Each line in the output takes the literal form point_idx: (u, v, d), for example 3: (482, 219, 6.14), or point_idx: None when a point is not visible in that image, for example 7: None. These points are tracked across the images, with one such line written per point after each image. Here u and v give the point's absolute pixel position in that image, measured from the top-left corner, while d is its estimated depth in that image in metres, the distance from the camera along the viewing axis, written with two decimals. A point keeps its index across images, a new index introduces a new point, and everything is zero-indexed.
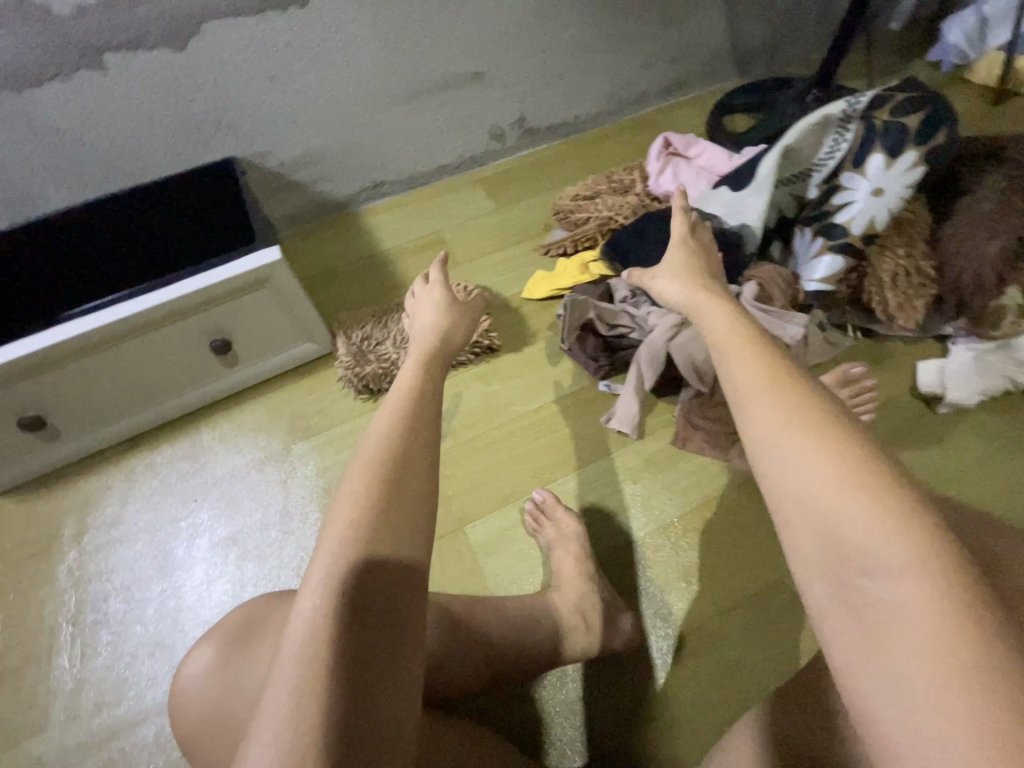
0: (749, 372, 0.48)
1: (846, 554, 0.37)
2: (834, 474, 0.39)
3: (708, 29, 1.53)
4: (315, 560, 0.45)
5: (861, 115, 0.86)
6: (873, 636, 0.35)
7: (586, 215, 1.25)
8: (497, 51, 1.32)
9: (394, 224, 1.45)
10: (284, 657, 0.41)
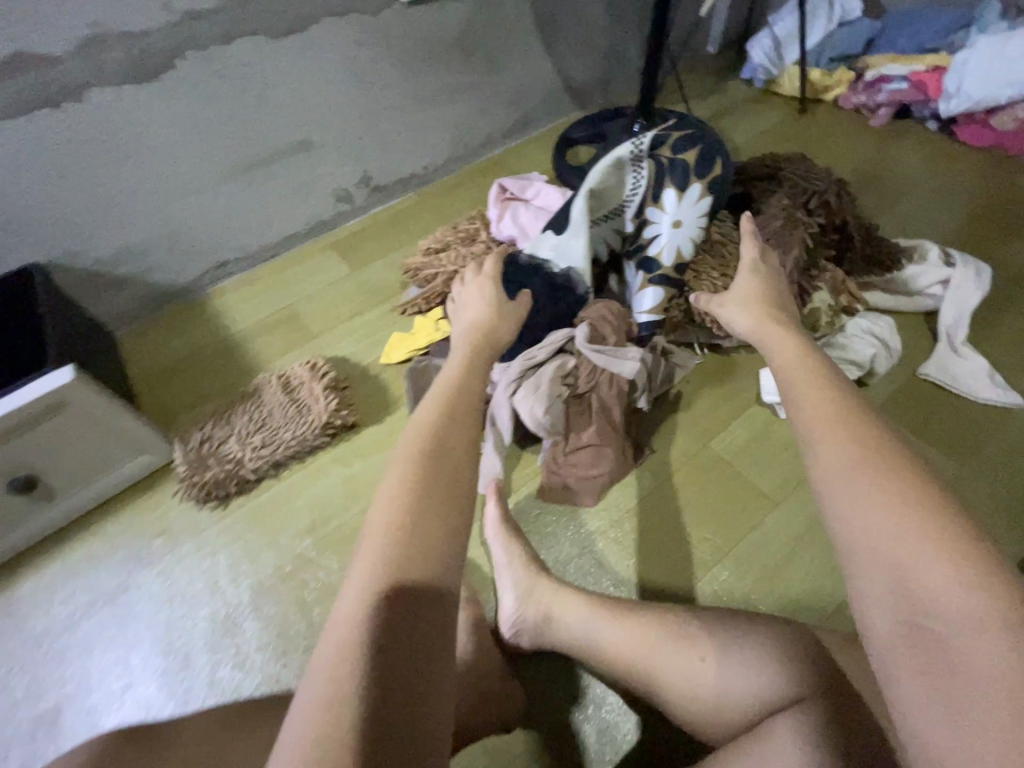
0: (815, 411, 0.57)
1: (915, 598, 0.44)
2: (913, 525, 0.46)
3: (536, 71, 1.58)
4: (369, 523, 0.50)
5: (649, 153, 0.91)
6: (937, 673, 0.42)
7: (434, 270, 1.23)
8: (321, 119, 1.29)
9: (244, 304, 1.35)
10: (337, 620, 0.45)
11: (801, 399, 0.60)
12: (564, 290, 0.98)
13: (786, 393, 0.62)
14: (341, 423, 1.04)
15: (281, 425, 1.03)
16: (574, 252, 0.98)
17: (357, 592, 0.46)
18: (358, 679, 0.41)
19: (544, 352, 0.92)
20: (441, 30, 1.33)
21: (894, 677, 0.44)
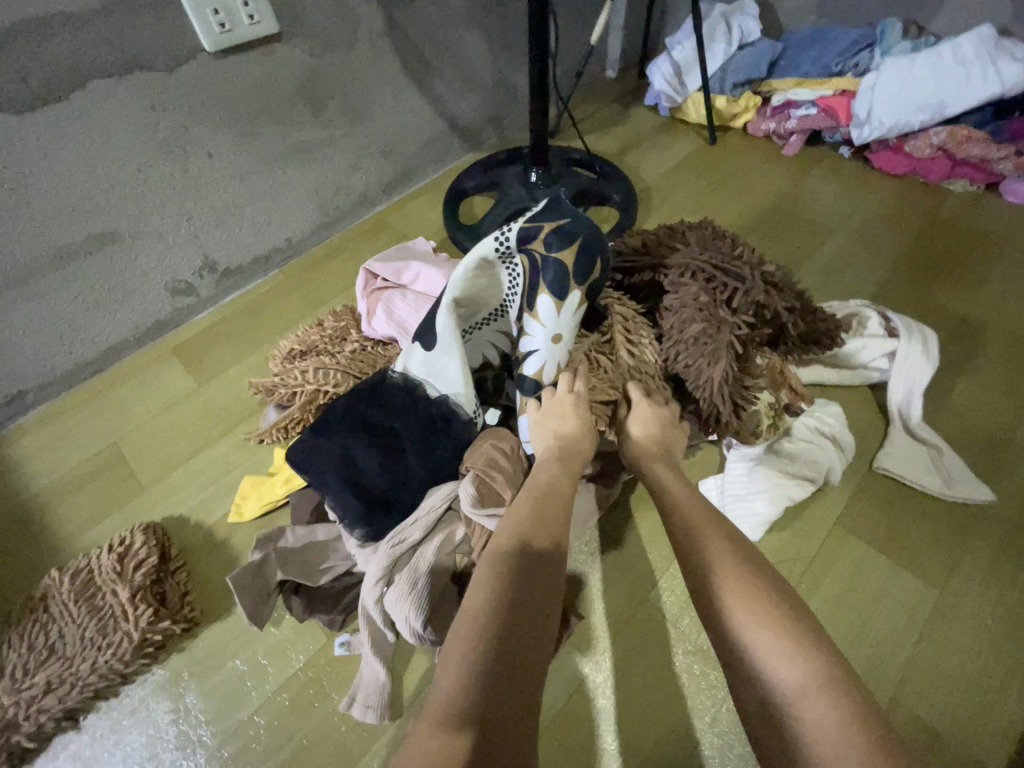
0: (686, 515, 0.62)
1: (758, 655, 0.47)
2: (756, 595, 0.51)
3: (412, 116, 1.35)
4: (473, 580, 0.55)
5: (519, 249, 0.71)
6: (781, 729, 0.43)
7: (292, 388, 0.97)
8: (126, 204, 1.00)
9: (47, 448, 1.03)
10: (447, 642, 0.47)
11: (680, 510, 0.63)
12: (440, 427, 0.75)
13: (670, 506, 0.65)
14: (165, 635, 0.76)
15: (74, 655, 0.74)
16: (447, 374, 0.75)
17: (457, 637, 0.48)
18: (467, 695, 0.42)
19: (420, 528, 0.70)
20: (275, 82, 1.07)
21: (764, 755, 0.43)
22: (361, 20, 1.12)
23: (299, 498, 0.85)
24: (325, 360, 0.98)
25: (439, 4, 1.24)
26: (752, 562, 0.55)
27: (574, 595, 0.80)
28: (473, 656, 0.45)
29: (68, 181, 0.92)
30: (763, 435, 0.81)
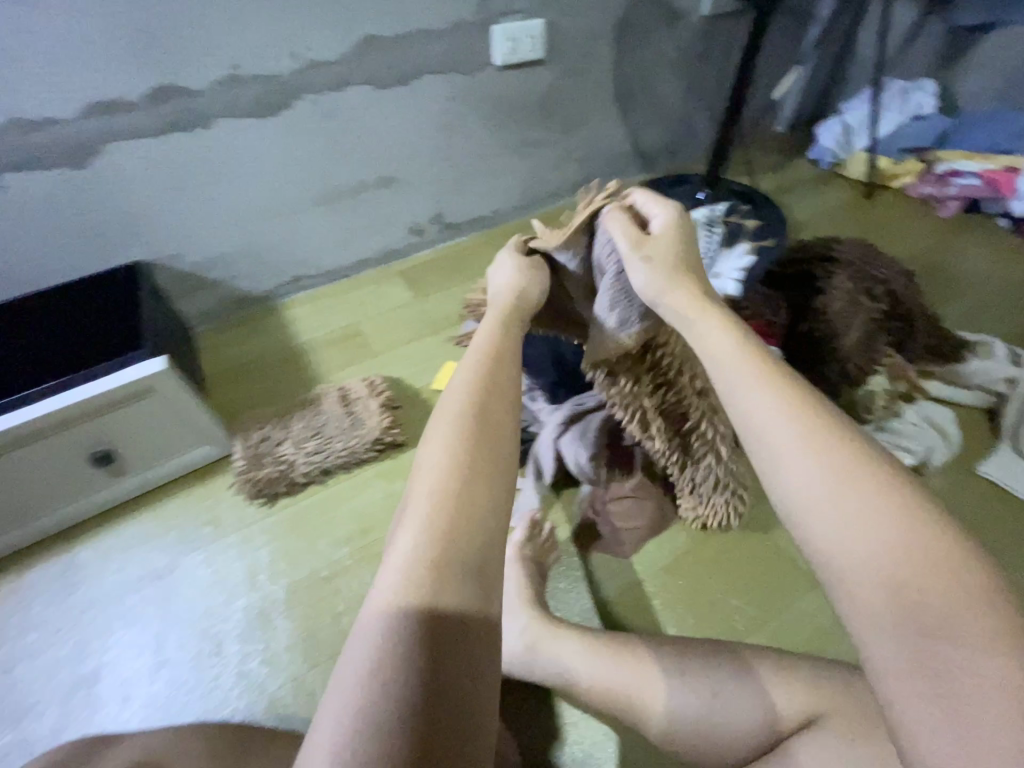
0: (783, 419, 0.52)
1: (912, 604, 0.41)
2: (906, 535, 0.43)
3: (609, 134, 1.67)
4: (405, 516, 0.49)
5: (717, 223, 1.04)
6: (900, 656, 0.40)
7: None
8: (410, 159, 1.40)
9: (312, 318, 1.44)
10: (378, 597, 0.45)
11: (775, 408, 0.53)
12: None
13: (756, 410, 0.54)
14: (391, 441, 1.09)
15: (335, 434, 1.09)
16: None
17: (386, 621, 0.43)
18: (408, 707, 0.39)
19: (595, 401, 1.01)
20: (528, 92, 1.44)
21: (906, 708, 0.39)
22: (597, 57, 1.47)
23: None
24: None
25: (656, 53, 1.57)
26: (857, 478, 0.47)
27: None
28: (409, 625, 0.43)
29: (384, 138, 1.33)
30: (878, 408, 0.97)
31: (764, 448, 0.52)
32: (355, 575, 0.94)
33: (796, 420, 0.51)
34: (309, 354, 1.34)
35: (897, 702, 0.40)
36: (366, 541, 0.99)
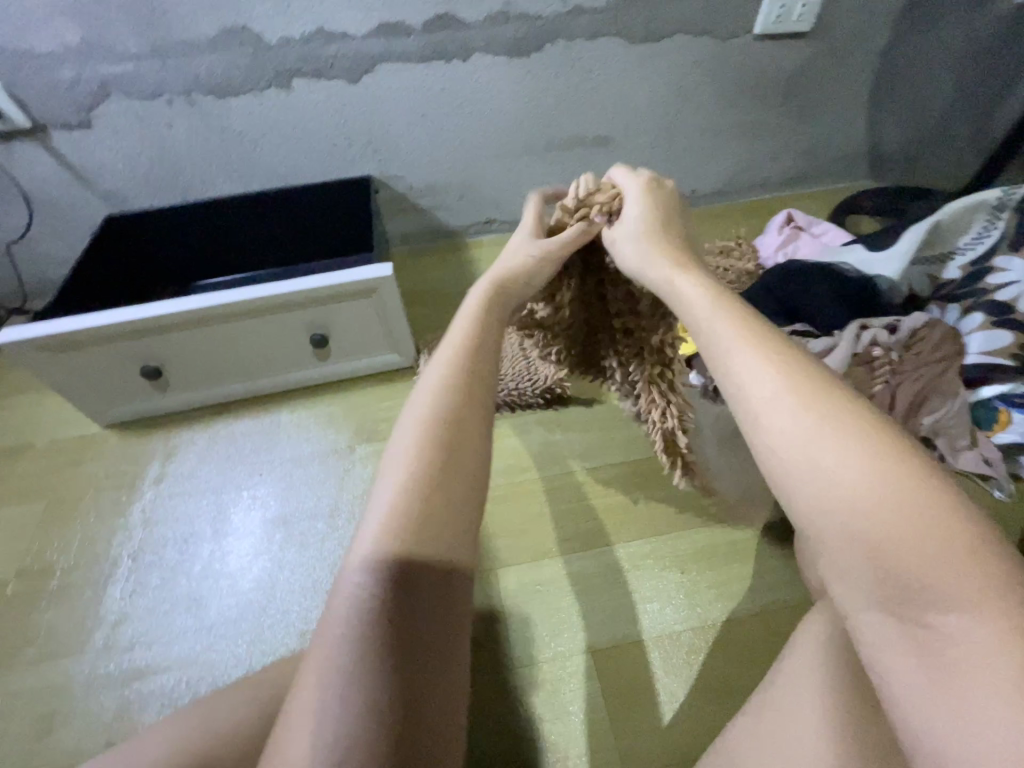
0: (766, 376, 0.47)
1: (904, 579, 0.37)
2: (891, 490, 0.38)
3: (846, 129, 1.50)
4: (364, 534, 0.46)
5: (1008, 213, 1.04)
6: (897, 624, 0.37)
7: None
8: (630, 122, 1.37)
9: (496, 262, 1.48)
10: (334, 619, 0.43)
11: (751, 364, 0.48)
12: (876, 294, 1.04)
13: (751, 385, 0.47)
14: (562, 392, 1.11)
15: None
16: (886, 264, 1.06)
17: (341, 635, 0.41)
18: (361, 712, 0.38)
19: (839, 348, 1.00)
20: (773, 70, 1.34)
21: (900, 678, 0.37)
22: (860, 45, 1.33)
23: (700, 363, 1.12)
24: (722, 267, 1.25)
25: (941, 43, 1.35)
26: (846, 441, 0.41)
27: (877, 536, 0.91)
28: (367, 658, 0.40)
29: (614, 96, 1.31)
30: None
31: (750, 418, 0.46)
32: (506, 505, 0.98)
33: (795, 399, 0.44)
34: None
35: (889, 663, 0.38)
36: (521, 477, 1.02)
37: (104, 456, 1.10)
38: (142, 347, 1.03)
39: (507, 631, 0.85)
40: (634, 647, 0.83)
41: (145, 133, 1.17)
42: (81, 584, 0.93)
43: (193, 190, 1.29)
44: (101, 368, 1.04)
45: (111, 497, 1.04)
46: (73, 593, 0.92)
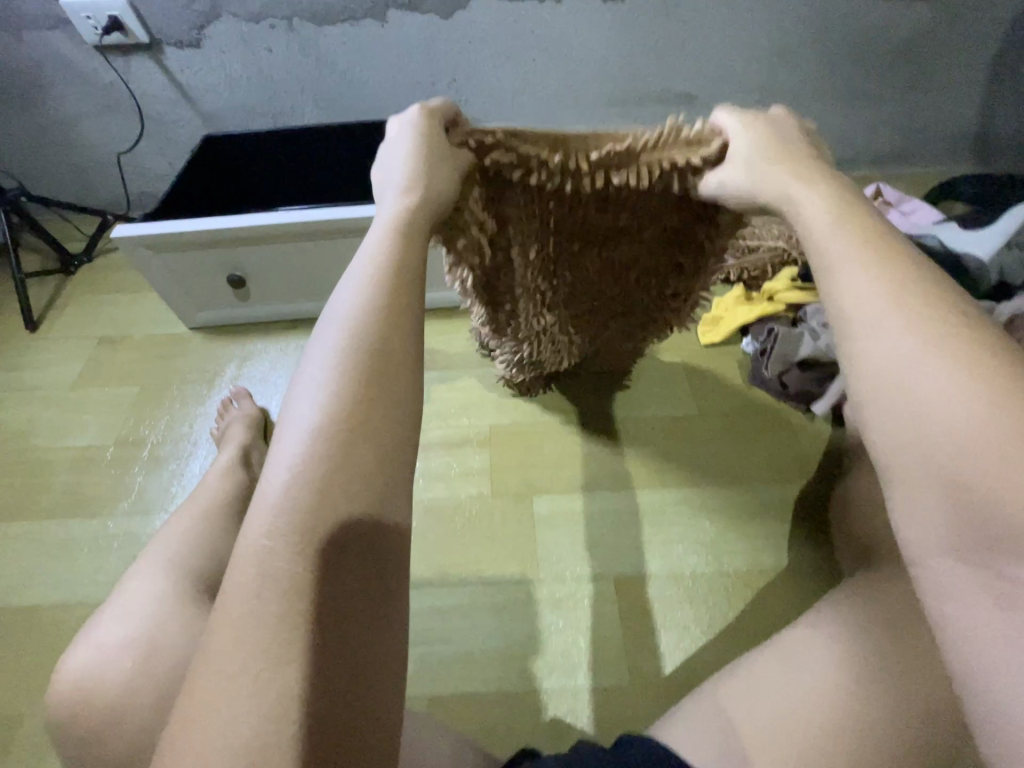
0: (889, 310, 0.41)
1: (985, 528, 0.34)
2: (1000, 424, 0.34)
3: (955, 107, 1.39)
4: (268, 501, 0.39)
5: None
6: (961, 574, 0.35)
7: (760, 243, 1.22)
8: (718, 80, 1.33)
9: None
10: (239, 592, 0.37)
11: (874, 303, 0.42)
12: (961, 269, 1.02)
13: (864, 323, 0.42)
14: None
15: None
16: (976, 245, 1.03)
17: (251, 609, 0.37)
18: (290, 689, 0.35)
19: None
20: (880, 36, 1.27)
21: (965, 627, 0.35)
22: (978, 16, 1.25)
23: (756, 329, 1.12)
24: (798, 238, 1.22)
25: None
26: (970, 390, 0.36)
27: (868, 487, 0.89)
28: (291, 639, 0.36)
29: (705, 51, 1.27)
30: None
31: (846, 335, 0.43)
32: (547, 438, 1.03)
33: (932, 340, 0.39)
34: None
35: (949, 589, 0.36)
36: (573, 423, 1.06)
37: (188, 355, 1.22)
38: (231, 254, 1.12)
39: (538, 550, 0.90)
40: (653, 581, 0.87)
41: (248, 55, 1.24)
42: (165, 457, 1.05)
43: (283, 116, 1.36)
44: (194, 271, 1.15)
45: (194, 388, 1.16)
46: (159, 463, 1.04)
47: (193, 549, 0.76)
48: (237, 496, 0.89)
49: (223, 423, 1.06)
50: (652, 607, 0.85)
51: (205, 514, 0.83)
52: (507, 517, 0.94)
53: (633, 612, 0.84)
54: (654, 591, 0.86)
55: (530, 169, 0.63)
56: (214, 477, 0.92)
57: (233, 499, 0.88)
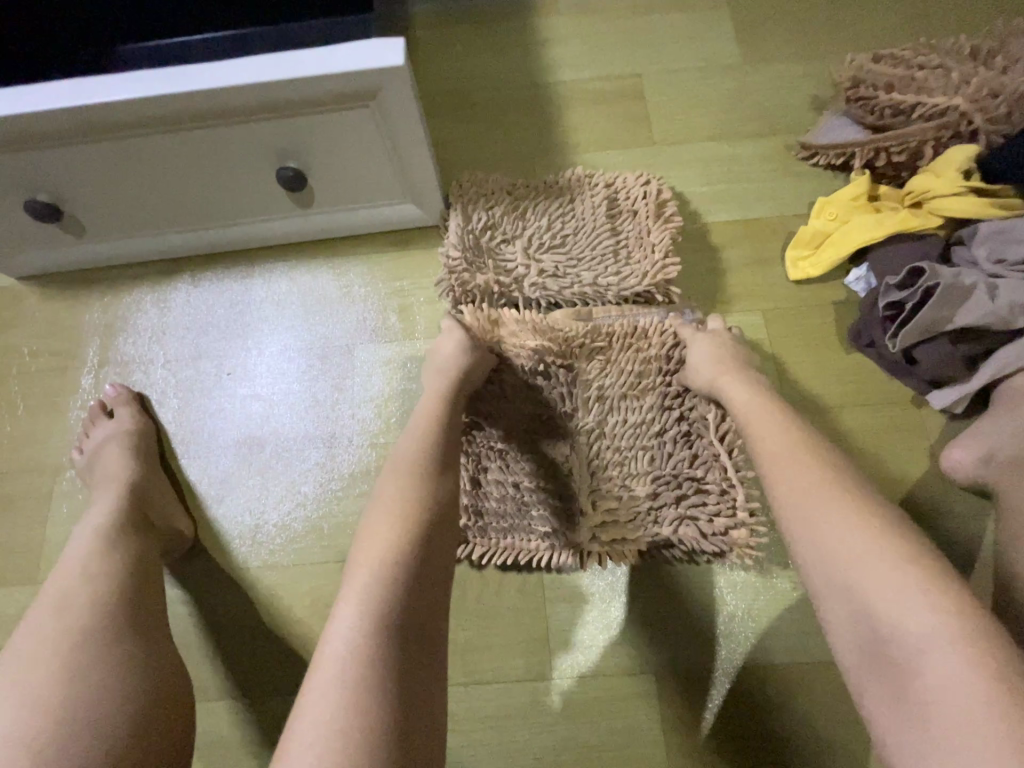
0: (779, 443, 0.51)
1: (877, 617, 0.40)
2: (874, 539, 0.42)
3: None
4: (356, 570, 0.44)
5: None
6: (866, 662, 0.40)
7: (914, 100, 0.73)
8: None
9: (576, 42, 0.89)
10: (330, 656, 0.40)
11: (764, 434, 0.53)
12: None
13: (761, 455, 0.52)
14: (660, 299, 0.73)
15: (585, 258, 0.74)
16: None
17: (341, 670, 0.39)
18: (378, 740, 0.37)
19: None
20: None
21: (888, 719, 0.38)
22: None
23: (882, 258, 0.69)
24: (985, 85, 0.72)
25: None
26: (843, 488, 0.45)
27: (989, 553, 0.62)
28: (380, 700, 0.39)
29: None
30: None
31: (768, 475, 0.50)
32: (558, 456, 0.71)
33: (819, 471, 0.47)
34: (561, 106, 0.86)
35: (864, 696, 0.40)
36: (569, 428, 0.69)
37: (23, 324, 0.81)
38: (13, 165, 0.65)
39: (552, 630, 0.64)
40: (714, 672, 0.63)
41: None
42: (20, 495, 0.73)
43: None
44: None
45: (43, 381, 0.79)
46: (13, 506, 0.73)
47: (77, 733, 0.45)
48: (125, 590, 0.55)
49: (87, 447, 0.72)
50: (715, 711, 0.62)
51: (81, 643, 0.49)
52: (510, 582, 0.66)
53: (687, 716, 0.62)
54: (717, 691, 0.62)
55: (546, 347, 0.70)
56: (81, 550, 0.57)
57: (118, 603, 0.54)
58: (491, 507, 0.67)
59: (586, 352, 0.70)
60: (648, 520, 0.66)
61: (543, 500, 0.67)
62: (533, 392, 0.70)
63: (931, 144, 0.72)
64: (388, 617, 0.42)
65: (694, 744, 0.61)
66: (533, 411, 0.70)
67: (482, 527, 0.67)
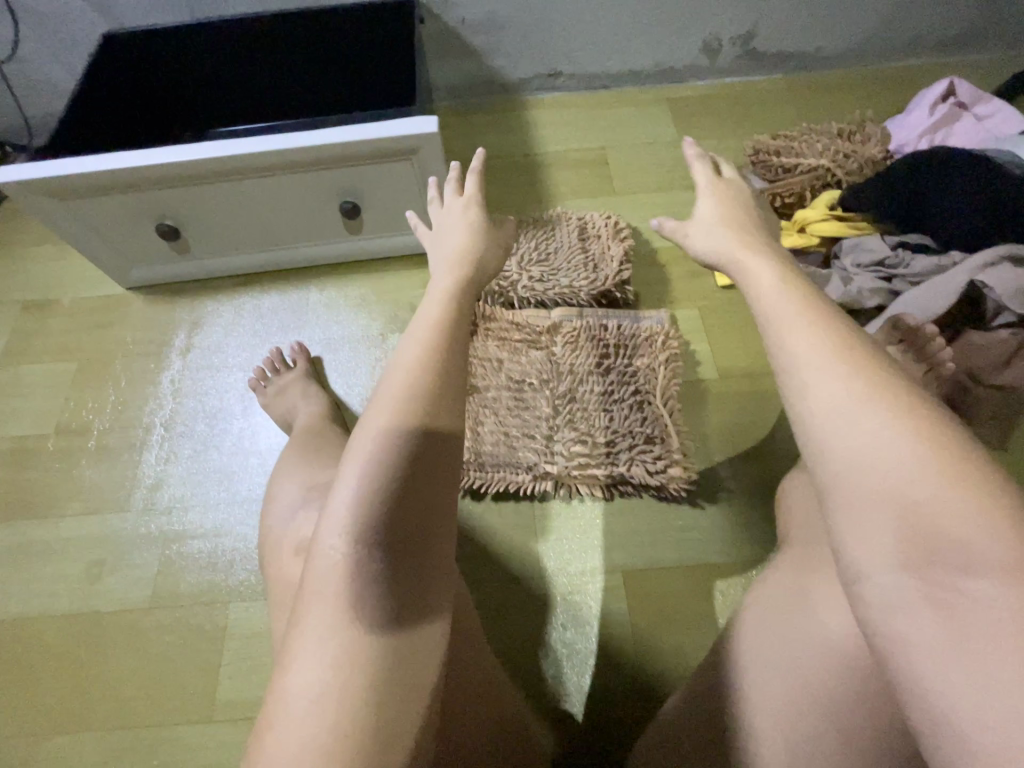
0: (811, 339, 0.39)
1: (931, 544, 0.31)
2: (926, 450, 0.33)
3: None
4: (343, 492, 0.41)
5: None
6: (894, 590, 0.32)
7: (797, 162, 1.02)
8: None
9: (557, 127, 1.22)
10: (322, 579, 0.39)
11: (785, 321, 0.41)
12: None
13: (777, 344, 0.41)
14: (619, 298, 0.98)
15: (563, 269, 0.99)
16: None
17: (331, 591, 0.39)
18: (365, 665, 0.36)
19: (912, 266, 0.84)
20: None
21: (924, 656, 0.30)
22: None
23: None
24: (843, 153, 1.02)
25: None
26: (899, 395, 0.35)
27: None
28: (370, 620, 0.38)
29: None
30: None
31: (789, 381, 0.39)
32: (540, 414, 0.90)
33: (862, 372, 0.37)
34: (545, 169, 1.16)
35: (887, 611, 0.32)
36: (546, 393, 0.89)
37: (128, 321, 1.05)
38: (152, 199, 0.91)
39: (541, 539, 0.82)
40: (666, 572, 0.79)
41: None
42: (117, 446, 0.92)
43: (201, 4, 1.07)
44: (112, 220, 0.94)
45: (140, 362, 1.01)
46: (111, 454, 0.92)
47: None
48: None
49: None
50: (667, 600, 0.77)
51: None
52: (507, 505, 0.84)
53: (645, 604, 0.77)
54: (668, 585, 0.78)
55: (534, 331, 0.93)
56: None
57: None
58: (487, 450, 0.85)
59: (560, 334, 0.93)
60: (608, 459, 0.84)
61: (527, 444, 0.86)
62: (522, 365, 0.91)
63: (810, 191, 1.00)
64: (371, 540, 0.40)
65: (651, 626, 0.76)
66: (522, 379, 0.90)
67: (480, 464, 0.85)
